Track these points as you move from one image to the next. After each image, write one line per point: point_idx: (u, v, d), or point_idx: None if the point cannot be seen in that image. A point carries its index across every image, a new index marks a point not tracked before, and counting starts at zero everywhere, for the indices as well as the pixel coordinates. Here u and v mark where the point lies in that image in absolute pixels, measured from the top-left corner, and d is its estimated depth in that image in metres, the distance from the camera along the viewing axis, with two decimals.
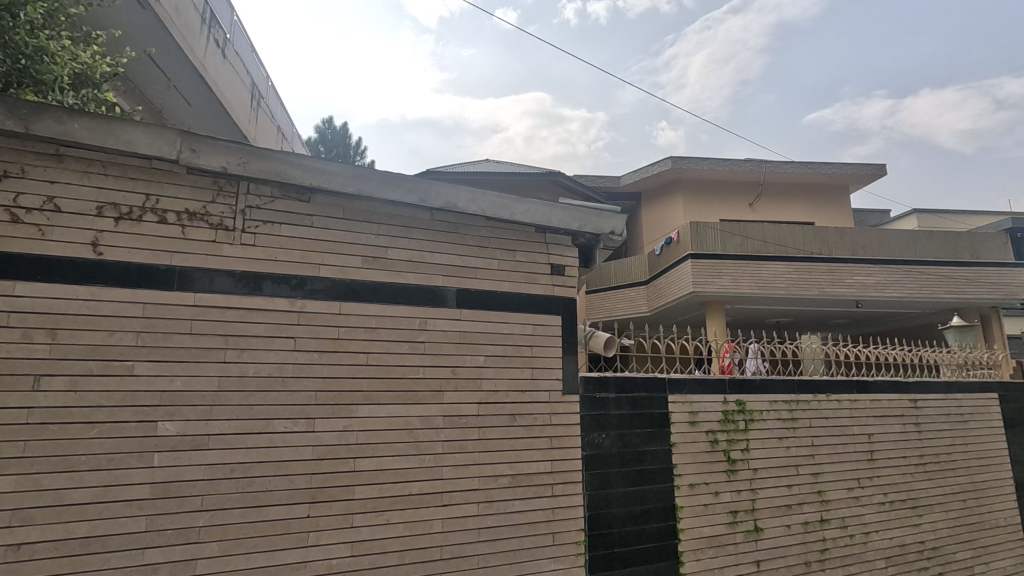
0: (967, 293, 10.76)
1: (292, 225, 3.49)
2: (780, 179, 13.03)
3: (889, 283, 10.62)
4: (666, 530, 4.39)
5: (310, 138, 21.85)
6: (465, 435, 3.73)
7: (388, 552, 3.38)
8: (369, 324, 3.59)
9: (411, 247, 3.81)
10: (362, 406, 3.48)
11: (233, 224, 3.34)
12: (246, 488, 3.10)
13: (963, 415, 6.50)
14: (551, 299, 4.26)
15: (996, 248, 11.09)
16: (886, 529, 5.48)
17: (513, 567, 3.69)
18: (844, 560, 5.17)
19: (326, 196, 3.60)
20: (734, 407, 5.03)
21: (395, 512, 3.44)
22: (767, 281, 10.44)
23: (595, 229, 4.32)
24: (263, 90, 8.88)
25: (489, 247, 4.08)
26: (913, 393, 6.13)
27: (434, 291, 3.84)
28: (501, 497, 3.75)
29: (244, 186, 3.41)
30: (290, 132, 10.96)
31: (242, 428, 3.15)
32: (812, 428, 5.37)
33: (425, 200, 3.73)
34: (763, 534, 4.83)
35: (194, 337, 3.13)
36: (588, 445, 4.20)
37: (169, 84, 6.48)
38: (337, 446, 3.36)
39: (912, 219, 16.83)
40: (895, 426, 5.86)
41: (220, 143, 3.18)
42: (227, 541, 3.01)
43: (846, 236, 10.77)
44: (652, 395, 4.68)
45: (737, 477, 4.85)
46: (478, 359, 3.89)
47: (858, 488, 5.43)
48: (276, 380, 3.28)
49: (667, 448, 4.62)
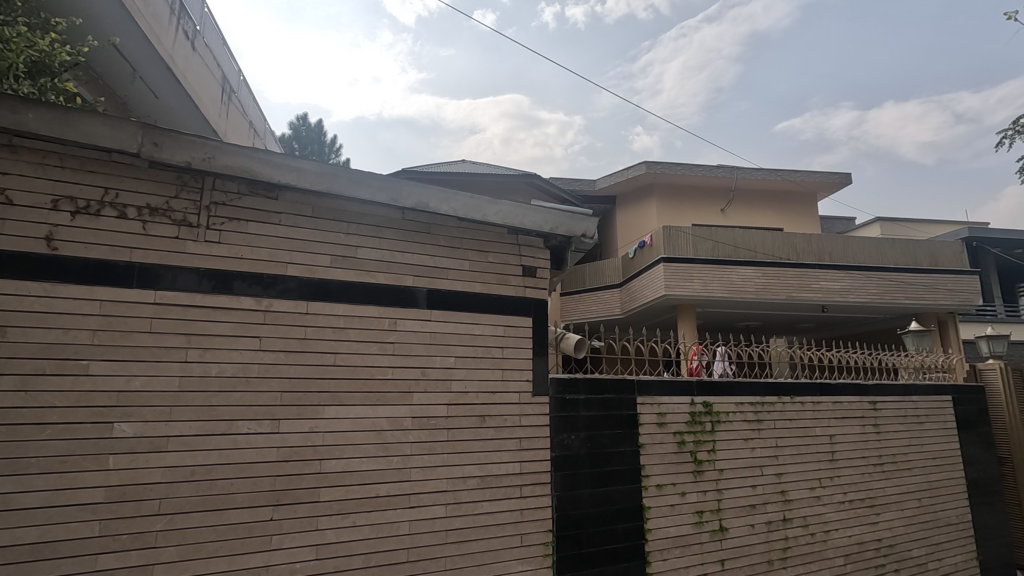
0: (926, 299, 11.16)
1: (259, 223, 3.42)
2: (751, 185, 13.31)
3: (854, 288, 10.93)
4: (634, 530, 4.44)
5: (284, 135, 21.47)
6: (434, 436, 3.71)
7: (354, 555, 3.32)
8: (337, 324, 3.55)
9: (382, 247, 3.78)
10: (329, 406, 3.43)
11: (198, 220, 3.26)
12: (208, 491, 3.02)
13: (920, 417, 6.72)
14: (522, 300, 4.27)
15: (953, 257, 11.53)
16: (845, 527, 5.65)
17: (481, 568, 3.68)
18: (806, 558, 5.31)
19: (295, 193, 3.55)
20: (701, 408, 5.12)
21: (362, 513, 3.40)
22: (735, 285, 10.67)
23: (567, 230, 4.33)
24: (234, 85, 8.68)
25: (460, 248, 4.07)
26: (873, 395, 6.32)
27: (405, 291, 3.81)
28: (470, 498, 3.74)
29: (209, 182, 3.34)
30: (263, 129, 10.73)
31: (204, 429, 3.08)
32: (777, 429, 5.50)
33: (396, 200, 3.71)
34: (727, 533, 4.93)
35: (155, 336, 3.05)
36: (558, 445, 4.21)
37: (133, 75, 6.28)
38: (304, 447, 3.31)
39: (875, 227, 17.45)
40: (855, 427, 6.04)
41: (184, 136, 3.10)
42: (186, 546, 2.93)
43: (813, 242, 11.07)
44: (622, 396, 4.72)
45: (703, 477, 4.94)
46: (448, 360, 3.87)
47: (819, 488, 5.58)
48: (240, 380, 3.22)
49: (636, 448, 4.67)
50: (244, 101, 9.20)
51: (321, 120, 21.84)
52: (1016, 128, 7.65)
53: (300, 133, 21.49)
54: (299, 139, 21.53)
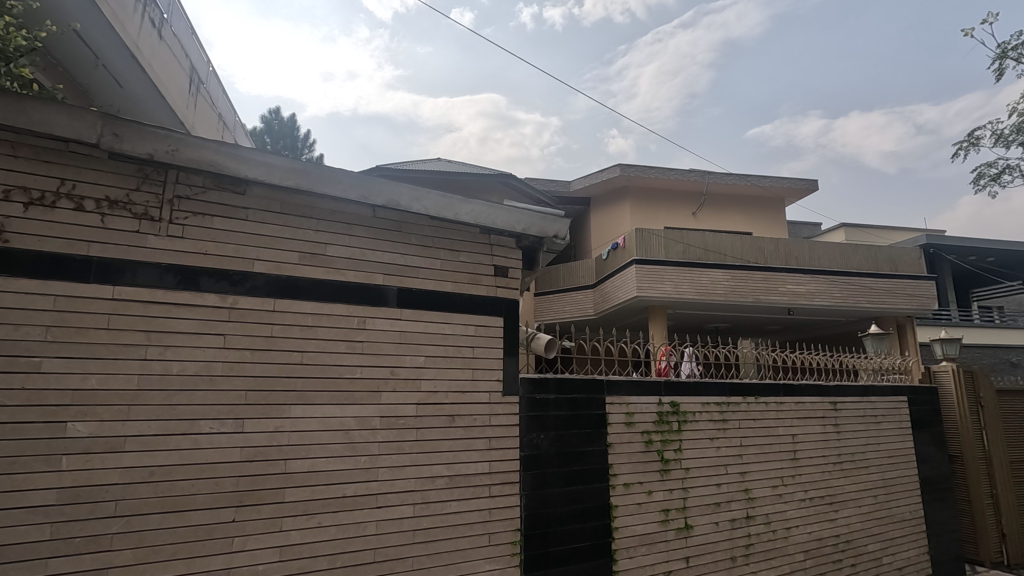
0: (885, 303, 11.58)
1: (224, 218, 3.35)
2: (722, 189, 13.58)
3: (818, 292, 11.25)
4: (601, 528, 4.49)
5: (255, 128, 20.98)
6: (402, 436, 3.68)
7: (319, 556, 3.28)
8: (304, 322, 3.49)
9: (352, 245, 3.74)
10: (296, 406, 3.38)
11: (160, 214, 3.18)
12: (167, 493, 2.95)
13: (878, 416, 6.95)
14: (493, 300, 4.27)
15: (912, 263, 11.97)
16: (805, 524, 5.81)
17: (448, 568, 3.67)
18: (768, 554, 5.44)
19: (263, 188, 3.48)
20: (668, 408, 5.20)
21: (328, 514, 3.36)
22: (705, 288, 10.85)
23: (539, 231, 4.36)
24: (203, 75, 8.44)
25: (432, 247, 4.06)
26: (833, 396, 6.52)
27: (375, 290, 3.78)
28: (439, 498, 3.73)
29: (172, 175, 3.25)
30: (233, 120, 10.45)
31: (164, 428, 3.00)
32: (742, 428, 5.63)
33: (367, 197, 3.68)
34: (692, 531, 5.03)
35: (113, 333, 2.95)
36: (528, 445, 4.23)
37: (96, 62, 6.05)
38: (268, 447, 3.25)
39: (839, 232, 18.03)
40: (816, 426, 6.22)
41: (146, 128, 3.02)
42: (144, 549, 2.86)
43: (780, 246, 11.38)
44: (591, 396, 4.76)
45: (669, 476, 5.03)
46: (418, 359, 3.85)
47: (781, 486, 5.73)
48: (202, 378, 3.14)
49: (604, 448, 4.72)
50: (213, 92, 8.95)
51: (295, 114, 21.39)
52: (971, 140, 7.98)
53: (272, 128, 21.06)
54: (271, 134, 21.12)
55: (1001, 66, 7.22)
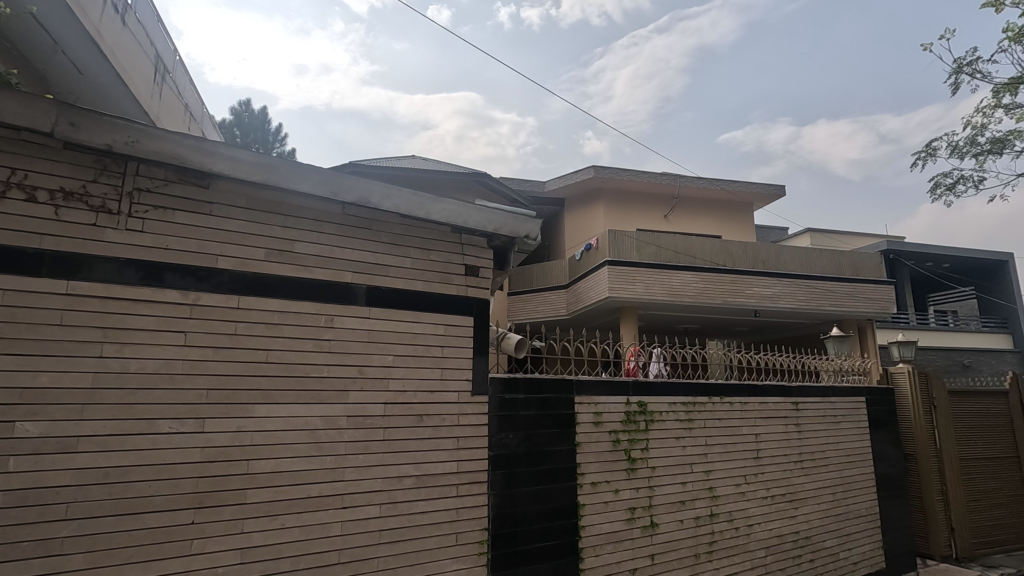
0: (847, 306, 11.97)
1: (188, 212, 3.27)
2: (693, 192, 13.83)
3: (784, 295, 11.54)
4: (568, 527, 4.52)
5: (224, 120, 20.45)
6: (370, 435, 3.65)
7: (282, 558, 3.23)
8: (270, 320, 3.43)
9: (321, 242, 3.69)
10: (260, 405, 3.32)
11: (118, 207, 3.07)
12: (123, 495, 2.86)
13: (837, 416, 7.16)
14: (464, 300, 4.27)
15: (872, 268, 12.39)
16: (766, 521, 5.96)
17: (415, 568, 3.66)
18: (730, 551, 5.57)
19: (228, 182, 3.41)
20: (636, 408, 5.27)
21: (292, 515, 3.30)
22: (676, 289, 11.02)
23: (510, 231, 4.36)
24: (169, 64, 8.17)
25: (403, 245, 4.03)
26: (796, 396, 6.71)
27: (344, 288, 3.73)
28: (406, 498, 3.71)
29: (132, 167, 3.16)
30: (200, 112, 10.13)
31: (120, 428, 2.91)
32: (707, 428, 5.74)
33: (337, 193, 3.63)
34: (658, 529, 5.11)
35: (67, 329, 2.85)
36: (496, 444, 4.23)
37: (55, 48, 5.81)
38: (231, 447, 3.19)
39: (805, 237, 18.56)
40: (778, 426, 6.39)
41: (106, 118, 2.93)
42: (97, 553, 2.76)
43: (749, 250, 11.62)
44: (561, 395, 4.80)
45: (636, 475, 5.10)
46: (387, 359, 3.82)
47: (744, 484, 5.87)
48: (162, 377, 3.06)
49: (572, 447, 4.75)
50: (179, 82, 8.67)
51: (267, 107, 20.91)
52: (928, 151, 8.30)
53: (242, 120, 20.48)
54: (240, 126, 20.53)
55: (956, 81, 7.52)
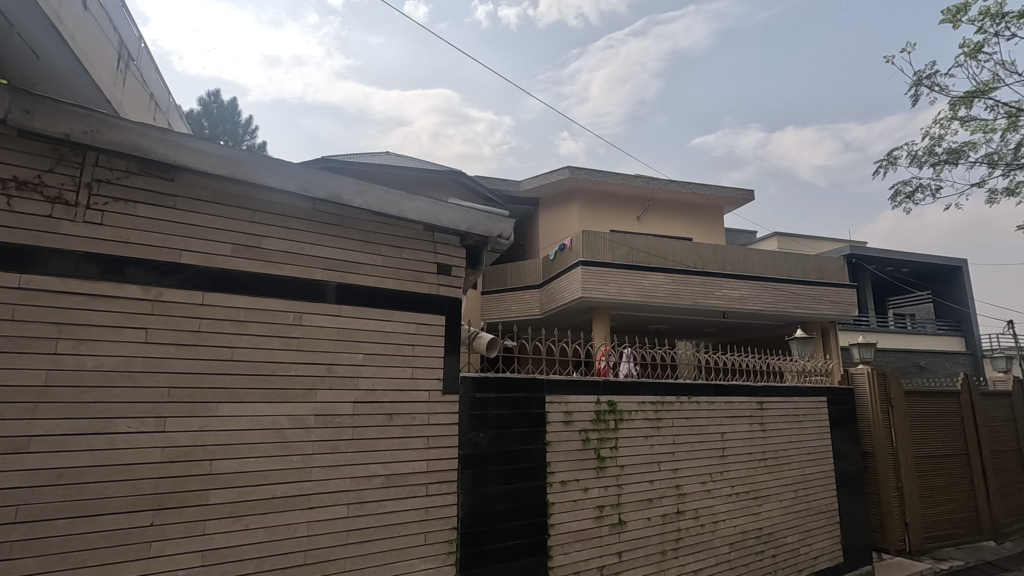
0: (811, 309, 12.32)
1: (150, 205, 3.17)
2: (666, 195, 14.05)
3: (751, 297, 11.82)
4: (537, 526, 4.55)
5: (191, 111, 19.85)
6: (338, 435, 3.60)
7: (245, 559, 3.16)
8: (236, 317, 3.36)
9: (290, 238, 3.63)
10: (224, 403, 3.24)
11: (76, 198, 2.96)
12: (78, 497, 2.77)
13: (800, 416, 7.37)
14: (435, 298, 4.25)
15: (836, 271, 12.79)
16: (731, 518, 6.10)
17: (382, 568, 3.63)
18: (695, 547, 5.68)
19: (193, 175, 3.33)
20: (605, 407, 5.33)
21: (256, 516, 3.24)
22: (647, 290, 11.17)
23: (483, 230, 4.36)
24: (133, 51, 7.85)
25: (374, 242, 3.99)
26: (760, 396, 6.88)
27: (313, 285, 3.67)
28: (374, 498, 3.68)
29: (92, 157, 3.05)
30: (166, 101, 9.80)
31: (75, 427, 2.81)
32: (675, 427, 5.84)
33: (307, 189, 3.58)
34: (626, 526, 5.18)
35: (20, 325, 2.74)
36: (466, 443, 4.23)
37: (10, 31, 5.34)
38: (192, 447, 3.10)
39: (773, 240, 19.04)
40: (744, 424, 6.54)
41: (63, 105, 2.82)
42: (49, 557, 2.66)
43: (719, 252, 11.86)
44: (532, 395, 4.82)
45: (605, 473, 5.16)
46: (356, 357, 3.78)
47: (710, 481, 6.00)
48: (121, 375, 2.97)
49: (542, 447, 4.78)
50: (144, 69, 8.36)
51: (236, 98, 20.39)
52: (889, 160, 8.58)
53: (210, 111, 19.99)
54: (209, 118, 20.03)
55: (916, 93, 7.80)
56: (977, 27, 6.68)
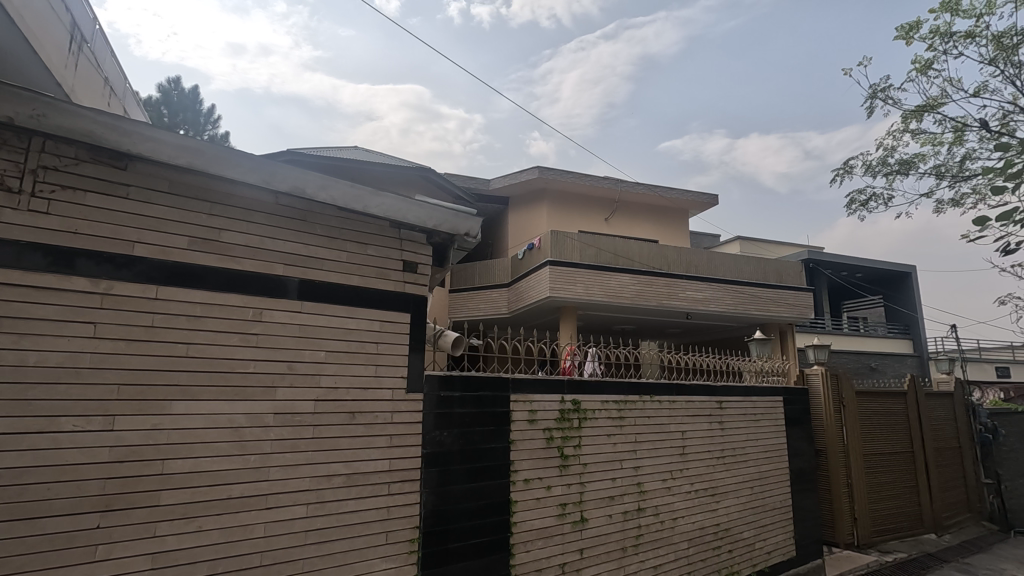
0: (770, 311, 12.70)
1: (102, 194, 3.04)
2: (633, 197, 14.28)
3: (714, 299, 12.11)
4: (500, 524, 4.56)
5: (149, 97, 19.04)
6: (298, 433, 3.54)
7: (198, 562, 3.07)
8: (192, 312, 3.26)
9: (251, 232, 3.54)
10: (179, 401, 3.14)
11: (19, 185, 2.81)
12: (18, 498, 2.63)
13: (757, 415, 7.59)
14: (401, 296, 4.21)
15: (794, 275, 13.23)
16: (690, 514, 6.25)
17: (342, 568, 3.58)
18: (655, 543, 5.80)
19: (148, 164, 3.21)
20: (569, 406, 5.38)
21: (210, 517, 3.14)
22: (614, 291, 11.32)
23: (450, 228, 4.34)
24: (88, 33, 7.52)
25: (338, 238, 3.92)
26: (720, 396, 7.06)
27: (274, 280, 3.59)
28: (334, 497, 3.62)
29: (38, 142, 2.91)
30: (122, 87, 9.39)
31: (16, 426, 2.67)
32: (637, 425, 5.94)
33: (269, 182, 3.49)
34: (588, 523, 5.25)
35: None
36: (430, 442, 4.20)
37: None
38: (143, 447, 2.99)
39: (735, 244, 19.57)
40: (703, 423, 6.70)
41: (7, 87, 2.68)
42: None
43: (683, 254, 12.12)
44: (496, 394, 4.82)
45: (568, 471, 5.21)
46: (318, 355, 3.71)
47: (670, 479, 6.12)
48: (67, 371, 2.84)
49: (506, 445, 4.79)
50: (99, 52, 8.00)
51: (198, 86, 19.70)
52: (845, 169, 8.92)
53: (170, 99, 19.21)
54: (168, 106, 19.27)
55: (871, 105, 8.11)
56: (928, 45, 6.99)
